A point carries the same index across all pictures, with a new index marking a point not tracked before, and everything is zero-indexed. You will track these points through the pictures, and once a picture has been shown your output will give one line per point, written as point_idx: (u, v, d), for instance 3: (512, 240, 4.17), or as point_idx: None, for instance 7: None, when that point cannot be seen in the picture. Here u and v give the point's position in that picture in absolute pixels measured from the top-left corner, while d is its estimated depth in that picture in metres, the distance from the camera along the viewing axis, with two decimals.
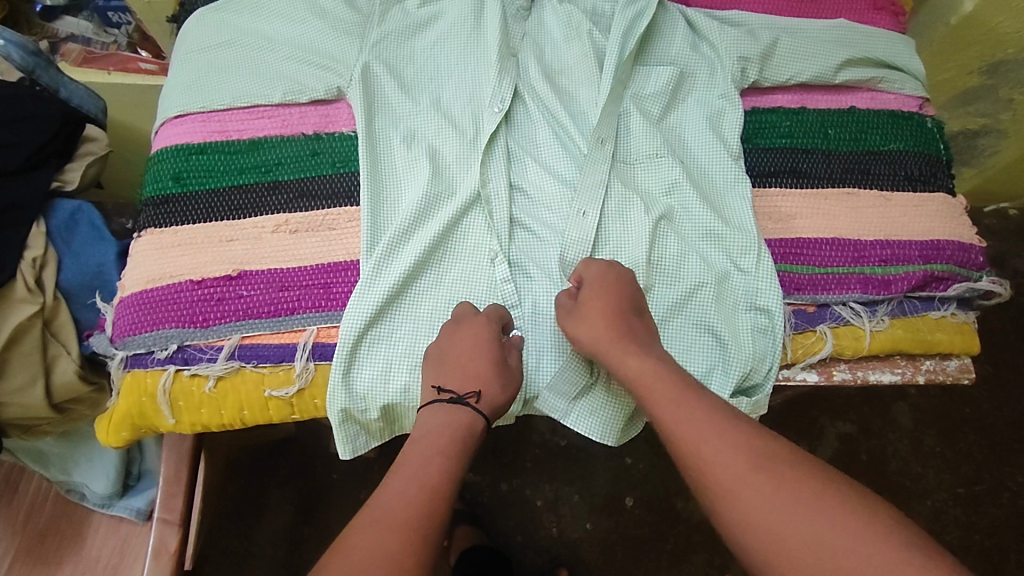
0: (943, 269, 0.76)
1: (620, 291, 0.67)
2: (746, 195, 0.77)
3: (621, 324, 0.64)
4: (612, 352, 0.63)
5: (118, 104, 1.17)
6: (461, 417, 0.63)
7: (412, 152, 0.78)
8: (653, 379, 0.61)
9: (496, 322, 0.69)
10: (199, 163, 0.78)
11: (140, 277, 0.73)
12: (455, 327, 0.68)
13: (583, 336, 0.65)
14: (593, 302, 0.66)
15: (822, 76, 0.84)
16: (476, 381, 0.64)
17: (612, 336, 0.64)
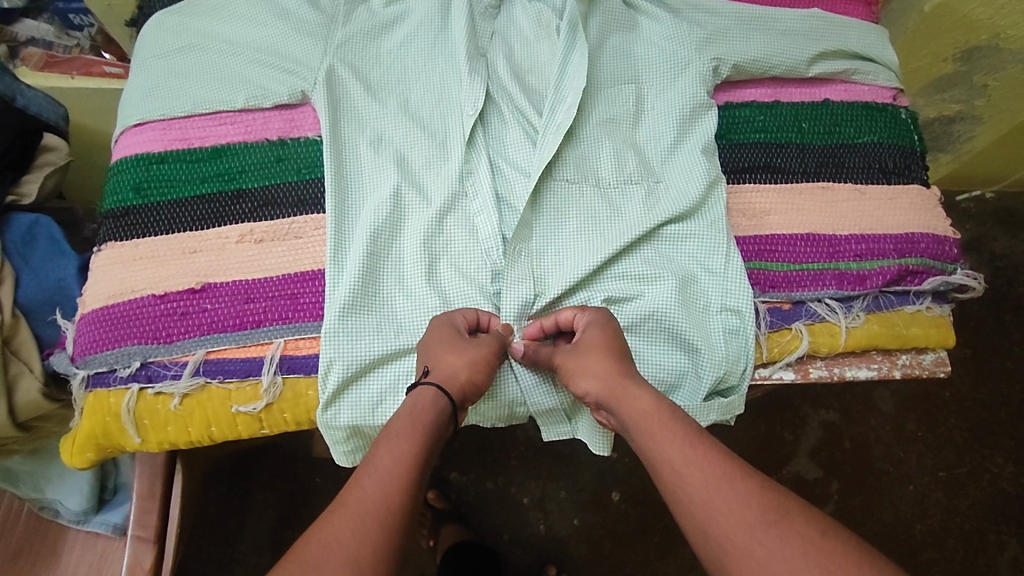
0: (917, 263, 0.76)
1: (613, 337, 0.66)
2: (719, 193, 0.77)
3: (616, 366, 0.64)
4: (614, 390, 0.63)
5: (81, 107, 1.13)
6: (421, 398, 0.62)
7: (379, 158, 0.76)
8: (647, 421, 0.60)
9: (455, 319, 0.67)
10: (160, 173, 0.76)
11: (100, 292, 0.71)
12: (438, 328, 0.66)
13: (573, 378, 0.66)
14: (587, 345, 0.66)
15: (796, 69, 0.83)
16: (431, 357, 0.64)
17: (596, 382, 0.64)
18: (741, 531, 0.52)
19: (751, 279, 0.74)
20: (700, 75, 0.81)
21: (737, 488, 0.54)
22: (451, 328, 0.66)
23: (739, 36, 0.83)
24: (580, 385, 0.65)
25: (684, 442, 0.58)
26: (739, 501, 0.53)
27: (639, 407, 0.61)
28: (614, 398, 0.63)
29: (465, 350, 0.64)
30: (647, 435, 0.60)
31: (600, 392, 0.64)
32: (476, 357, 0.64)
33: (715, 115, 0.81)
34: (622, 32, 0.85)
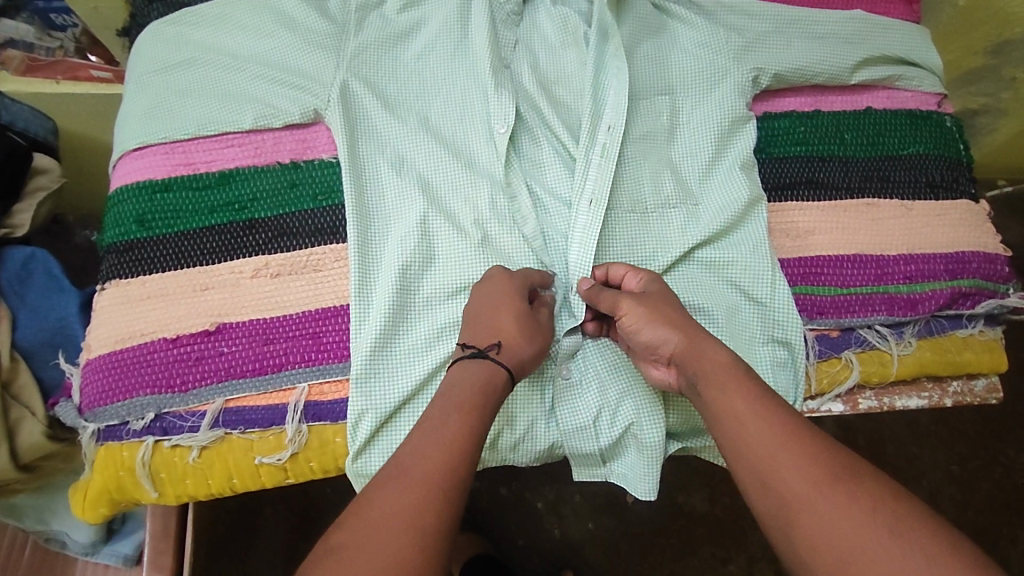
0: (970, 284, 0.73)
1: (670, 295, 0.64)
2: (761, 214, 0.72)
3: (688, 322, 0.61)
4: (692, 346, 0.59)
5: (70, 115, 1.06)
6: (491, 374, 0.59)
7: (404, 181, 0.71)
8: (720, 374, 0.57)
9: (520, 280, 0.65)
10: (165, 203, 0.71)
11: (107, 337, 0.66)
12: (499, 296, 0.63)
13: (645, 330, 0.61)
14: (649, 298, 0.63)
15: (838, 77, 0.79)
16: (504, 335, 0.61)
17: (674, 333, 0.60)
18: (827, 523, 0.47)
19: (797, 305, 0.71)
20: (739, 85, 0.76)
21: (832, 486, 0.49)
22: (518, 297, 0.63)
23: (778, 44, 0.78)
24: (657, 334, 0.61)
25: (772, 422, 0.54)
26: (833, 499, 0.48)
27: (721, 376, 0.57)
28: (693, 351, 0.59)
29: (530, 333, 0.62)
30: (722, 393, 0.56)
31: (678, 341, 0.60)
32: (539, 343, 0.63)
33: (754, 127, 0.76)
34: (652, 38, 0.79)
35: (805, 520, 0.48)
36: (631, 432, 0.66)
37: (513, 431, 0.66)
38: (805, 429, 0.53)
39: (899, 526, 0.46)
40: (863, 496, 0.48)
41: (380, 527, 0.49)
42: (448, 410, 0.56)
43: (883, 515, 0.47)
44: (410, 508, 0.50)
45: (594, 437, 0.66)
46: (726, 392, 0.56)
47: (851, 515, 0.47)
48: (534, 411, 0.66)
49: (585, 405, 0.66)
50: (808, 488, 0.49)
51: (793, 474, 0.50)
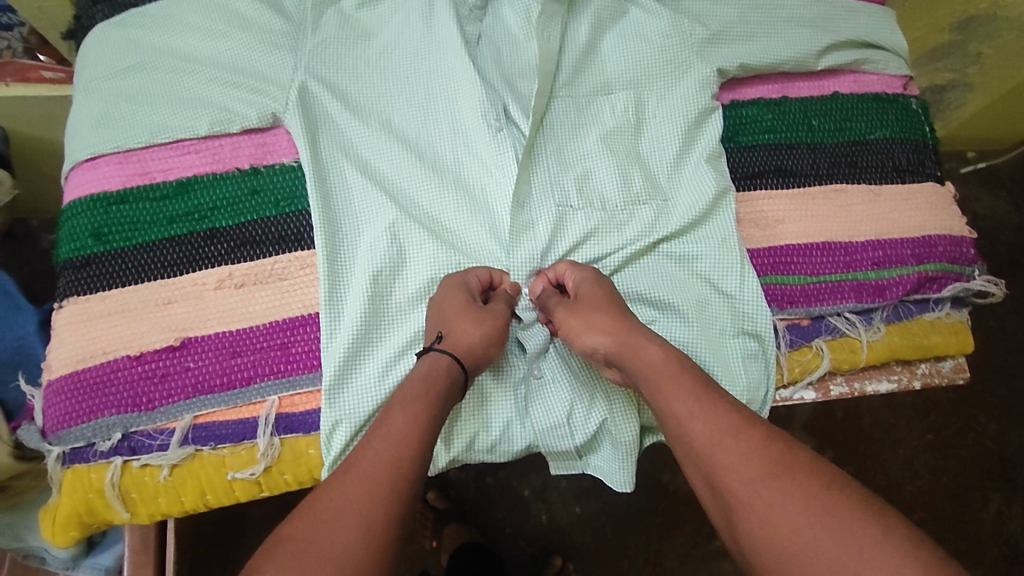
0: (936, 268, 0.73)
1: (607, 289, 0.65)
2: (729, 206, 0.72)
3: (623, 319, 0.63)
4: (625, 346, 0.61)
5: (18, 118, 1.00)
6: (436, 365, 0.60)
7: (371, 184, 0.70)
8: (655, 374, 0.59)
9: (467, 279, 0.65)
10: (122, 215, 0.68)
11: (67, 356, 0.64)
12: (450, 291, 0.64)
13: (579, 336, 0.63)
14: (584, 299, 0.64)
15: (803, 63, 0.78)
16: (445, 326, 0.63)
17: (606, 335, 0.62)
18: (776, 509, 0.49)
19: (767, 295, 0.71)
20: (703, 77, 0.75)
21: (769, 483, 0.50)
22: (465, 293, 0.64)
23: (743, 34, 0.78)
24: (588, 340, 0.62)
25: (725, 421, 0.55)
26: (771, 491, 0.50)
27: (655, 374, 0.59)
28: (623, 353, 0.61)
29: (480, 319, 0.63)
30: (655, 391, 0.58)
31: (609, 344, 0.62)
32: (491, 325, 0.63)
33: (720, 117, 0.76)
34: (615, 27, 0.78)
35: (747, 517, 0.50)
36: (606, 426, 0.66)
37: (489, 433, 0.65)
38: (745, 419, 0.55)
39: (830, 514, 0.47)
40: (801, 487, 0.49)
41: (331, 525, 0.49)
42: (398, 406, 0.57)
43: (815, 502, 0.48)
44: (363, 506, 0.50)
45: (570, 434, 0.65)
46: (660, 393, 0.58)
47: (783, 509, 0.49)
48: (509, 411, 0.65)
49: (559, 401, 0.65)
50: (751, 486, 0.51)
51: (736, 472, 0.52)
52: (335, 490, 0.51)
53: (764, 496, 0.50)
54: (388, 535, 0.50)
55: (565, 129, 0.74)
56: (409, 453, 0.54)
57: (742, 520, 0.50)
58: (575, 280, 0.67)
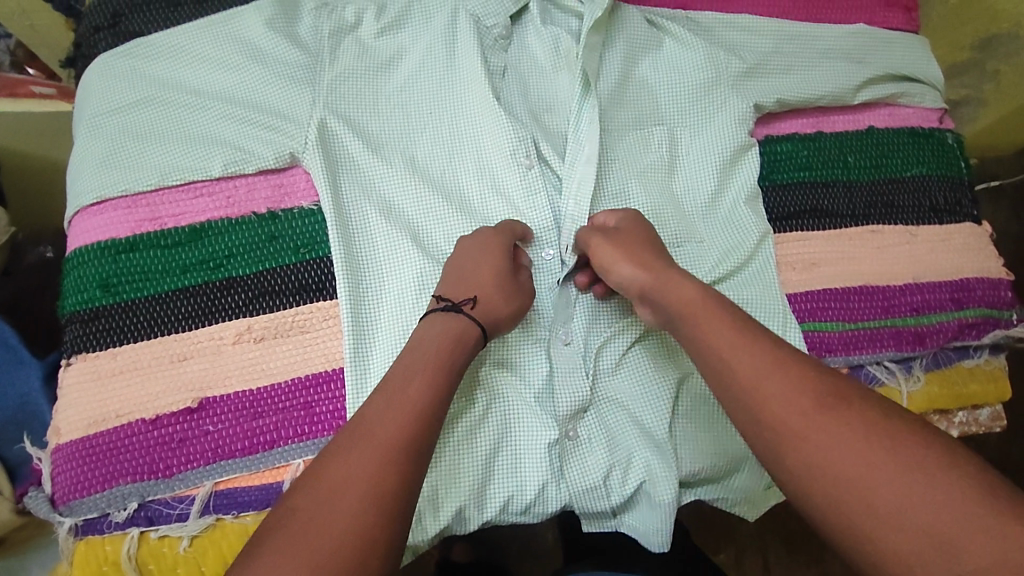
0: (975, 314, 0.72)
1: (648, 233, 0.62)
2: (768, 250, 0.70)
3: (656, 255, 0.59)
4: (656, 282, 0.56)
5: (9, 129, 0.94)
6: (460, 328, 0.58)
7: (399, 230, 0.66)
8: (685, 310, 0.53)
9: (507, 237, 0.64)
10: (131, 264, 0.64)
11: (76, 421, 0.61)
12: (491, 252, 0.62)
13: (615, 268, 0.59)
14: (621, 236, 0.61)
15: (841, 98, 0.75)
16: (481, 290, 0.60)
17: (641, 271, 0.57)
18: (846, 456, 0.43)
19: (806, 343, 0.69)
20: (739, 113, 0.72)
21: (826, 415, 0.45)
22: (502, 255, 0.62)
23: (779, 68, 0.75)
24: (625, 271, 0.59)
25: (771, 358, 0.48)
26: (827, 424, 0.44)
27: (691, 306, 0.53)
28: (656, 286, 0.56)
29: (509, 293, 0.61)
30: (692, 327, 0.52)
31: (643, 279, 0.57)
32: (519, 305, 0.62)
33: (756, 154, 0.73)
34: (644, 57, 0.75)
35: (788, 439, 0.45)
36: (644, 488, 0.63)
37: (523, 495, 0.62)
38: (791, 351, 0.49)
39: (898, 448, 0.43)
40: (859, 418, 0.44)
41: (336, 496, 0.47)
42: (422, 374, 0.54)
43: (882, 433, 0.43)
44: (369, 475, 0.48)
45: (606, 495, 0.63)
46: (694, 327, 0.52)
47: (846, 436, 0.43)
48: (545, 473, 0.62)
49: (595, 462, 0.63)
50: (809, 426, 0.44)
51: (785, 401, 0.46)
52: (340, 462, 0.48)
53: (821, 428, 0.44)
54: (398, 507, 0.47)
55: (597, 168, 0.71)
56: (423, 425, 0.51)
57: (795, 452, 0.44)
58: (612, 222, 0.64)
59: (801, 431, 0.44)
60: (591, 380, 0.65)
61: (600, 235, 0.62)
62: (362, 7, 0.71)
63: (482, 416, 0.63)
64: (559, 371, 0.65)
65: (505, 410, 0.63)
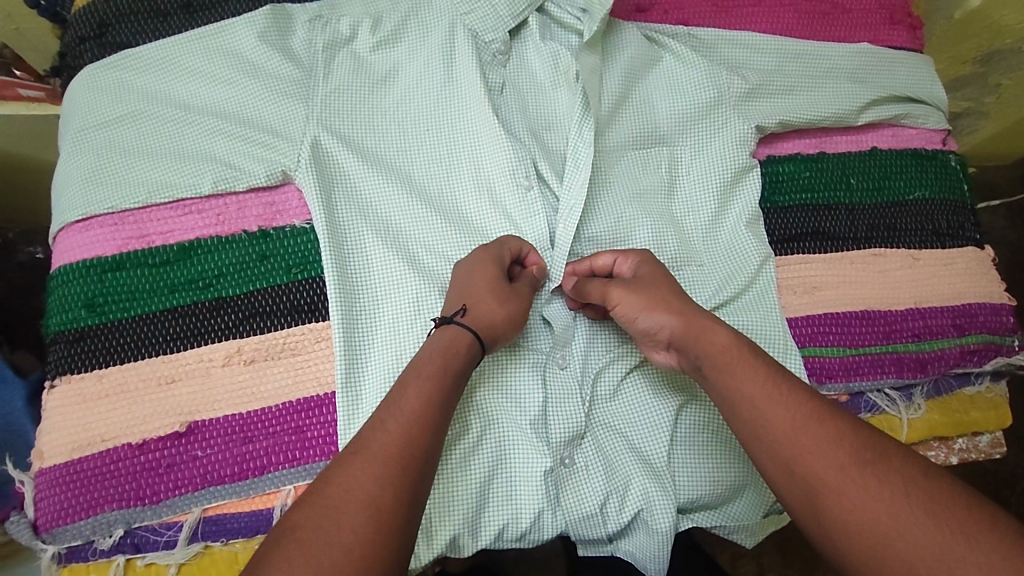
0: (977, 341, 0.71)
1: (666, 275, 0.61)
2: (769, 273, 0.69)
3: (689, 304, 0.58)
4: (693, 328, 0.56)
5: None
6: (456, 338, 0.56)
7: (395, 252, 0.65)
8: (726, 355, 0.54)
9: (501, 248, 0.62)
10: (119, 283, 0.63)
11: (61, 444, 0.59)
12: (481, 261, 0.61)
13: (642, 315, 0.58)
14: (642, 281, 0.60)
15: (844, 118, 0.74)
16: (472, 299, 0.59)
17: (673, 316, 0.57)
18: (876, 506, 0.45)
19: (806, 369, 0.68)
20: (741, 134, 0.71)
21: (863, 471, 0.46)
22: (495, 264, 0.61)
23: (782, 88, 0.73)
24: (650, 319, 0.58)
25: (805, 413, 0.50)
26: (863, 480, 0.46)
27: (721, 355, 0.54)
28: (691, 335, 0.56)
29: (503, 297, 0.59)
30: (727, 374, 0.53)
31: (675, 325, 0.57)
32: (514, 307, 0.60)
33: (758, 176, 0.72)
34: (644, 75, 0.73)
35: (822, 494, 0.46)
36: (641, 516, 0.62)
37: (519, 524, 0.61)
38: (829, 405, 0.51)
39: (934, 503, 0.44)
40: (896, 474, 0.46)
41: (339, 509, 0.45)
42: (418, 382, 0.52)
43: (918, 491, 0.45)
44: (372, 490, 0.46)
45: (602, 524, 0.63)
46: (725, 374, 0.53)
47: (881, 492, 0.45)
48: (541, 501, 0.61)
49: (592, 490, 0.62)
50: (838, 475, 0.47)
51: (820, 456, 0.48)
52: (343, 476, 0.47)
53: (857, 484, 0.46)
54: (401, 521, 0.46)
55: (595, 189, 0.70)
56: (423, 436, 0.50)
57: (832, 506, 0.46)
58: (628, 269, 0.63)
59: (830, 481, 0.47)
60: (587, 406, 0.64)
61: (617, 282, 0.61)
62: (357, 20, 0.70)
63: (478, 442, 0.61)
64: (555, 397, 0.64)
65: (500, 438, 0.62)
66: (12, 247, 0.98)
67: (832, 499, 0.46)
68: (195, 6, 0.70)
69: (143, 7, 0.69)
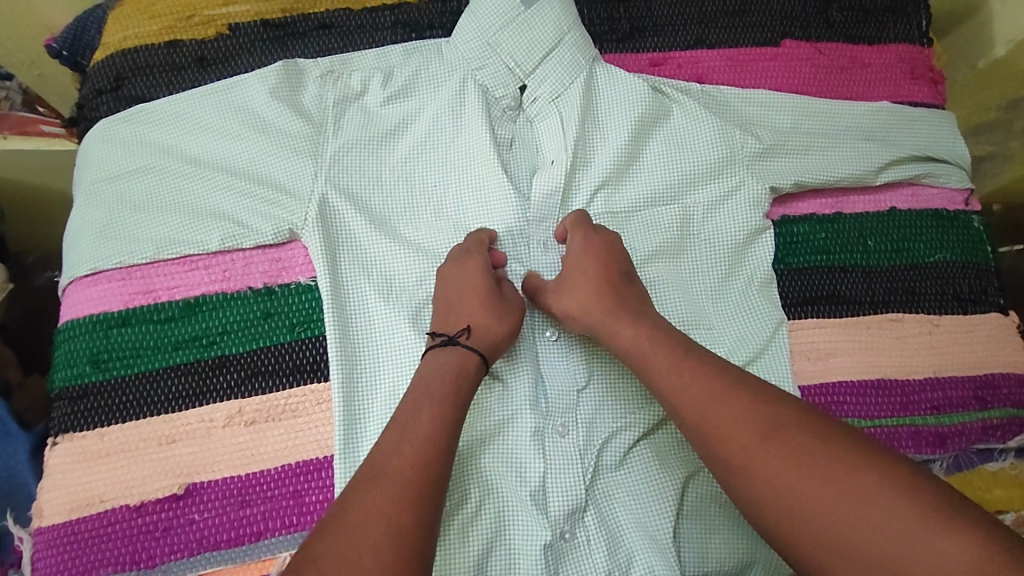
0: (1000, 416, 0.69)
1: (610, 253, 0.63)
2: (781, 340, 0.68)
3: (608, 292, 0.61)
4: (601, 321, 0.60)
5: (21, 169, 0.90)
6: (461, 360, 0.58)
7: (396, 312, 0.65)
8: (643, 354, 0.57)
9: (479, 252, 0.64)
10: (123, 339, 0.63)
11: (60, 503, 0.59)
12: (466, 272, 0.62)
13: (568, 309, 0.62)
14: (578, 266, 0.62)
15: (861, 179, 0.73)
16: (470, 316, 0.60)
17: (590, 311, 0.61)
18: (813, 500, 0.45)
19: None
20: (753, 196, 0.70)
21: (790, 463, 0.47)
22: (484, 272, 0.62)
23: (798, 148, 0.72)
24: (569, 310, 0.62)
25: (720, 404, 0.51)
26: (806, 476, 0.46)
27: (647, 355, 0.57)
28: (607, 332, 0.60)
29: (496, 311, 0.61)
30: (647, 373, 0.56)
31: (592, 321, 0.61)
32: (512, 320, 0.61)
33: (770, 238, 0.70)
34: (657, 130, 0.71)
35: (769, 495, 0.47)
36: None
37: None
38: (768, 392, 0.52)
39: (867, 491, 0.44)
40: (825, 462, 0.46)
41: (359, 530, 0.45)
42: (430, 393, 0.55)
43: (851, 480, 0.45)
44: (388, 511, 0.47)
45: None
46: (648, 372, 0.56)
47: (808, 484, 0.46)
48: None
49: (592, 565, 0.61)
50: (766, 468, 0.48)
51: (761, 456, 0.48)
52: (357, 499, 0.47)
53: (801, 480, 0.46)
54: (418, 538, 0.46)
55: None
56: (433, 460, 0.50)
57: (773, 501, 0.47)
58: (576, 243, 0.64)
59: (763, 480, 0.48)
60: (589, 477, 0.63)
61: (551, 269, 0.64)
62: (368, 74, 0.70)
63: (475, 514, 0.61)
64: (555, 467, 0.62)
65: (500, 508, 0.61)
66: (31, 271, 1.00)
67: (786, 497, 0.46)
68: (209, 60, 0.71)
69: (158, 62, 0.70)
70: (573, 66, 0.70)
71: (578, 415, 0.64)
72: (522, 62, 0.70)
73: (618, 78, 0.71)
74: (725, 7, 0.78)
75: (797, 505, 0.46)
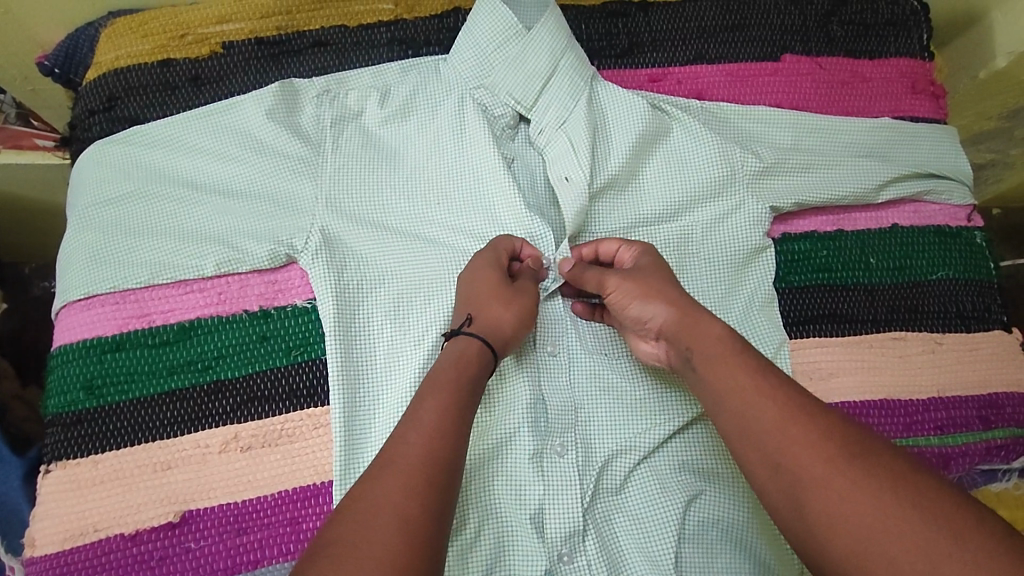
0: (1004, 436, 0.68)
1: (668, 270, 0.60)
2: (785, 361, 0.67)
3: (683, 296, 0.57)
4: (683, 323, 0.55)
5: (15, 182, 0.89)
6: (466, 347, 0.56)
7: (401, 335, 0.64)
8: (716, 353, 0.52)
9: (501, 247, 0.62)
10: (118, 364, 0.62)
11: (53, 533, 0.58)
12: (477, 267, 0.61)
13: (636, 304, 0.58)
14: (641, 271, 0.59)
15: (862, 197, 0.72)
16: (475, 306, 0.59)
17: (663, 310, 0.56)
18: (862, 514, 0.41)
19: None
20: (753, 215, 0.69)
21: (848, 470, 0.43)
22: (491, 264, 0.61)
23: (799, 166, 0.71)
24: (644, 312, 0.57)
25: (789, 406, 0.48)
26: (841, 476, 0.43)
27: (707, 350, 0.53)
28: (681, 330, 0.55)
29: (505, 300, 0.59)
30: (712, 366, 0.52)
31: (666, 319, 0.56)
32: (517, 307, 0.59)
33: (772, 257, 0.70)
34: (657, 147, 0.71)
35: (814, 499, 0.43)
36: None
37: None
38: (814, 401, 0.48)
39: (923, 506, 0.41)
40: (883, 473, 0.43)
41: (367, 521, 0.43)
42: (444, 384, 0.53)
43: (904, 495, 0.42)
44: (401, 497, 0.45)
45: None
46: (711, 368, 0.52)
47: (861, 494, 0.42)
48: None
49: None
50: (820, 474, 0.44)
51: (792, 443, 0.46)
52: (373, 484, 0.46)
53: (834, 479, 0.43)
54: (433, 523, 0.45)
55: None
56: (439, 448, 0.48)
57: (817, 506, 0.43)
58: (628, 257, 0.62)
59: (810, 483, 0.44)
60: (589, 498, 0.62)
61: (614, 271, 0.60)
62: (364, 94, 0.69)
63: (474, 540, 0.60)
64: (554, 490, 0.61)
65: (500, 532, 0.61)
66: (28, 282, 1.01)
67: (813, 491, 0.44)
68: (204, 80, 0.70)
69: (152, 82, 0.70)
70: (573, 89, 0.69)
71: (578, 435, 0.63)
72: (520, 79, 0.69)
73: (618, 96, 0.70)
74: (724, 22, 0.77)
75: (846, 517, 0.42)
